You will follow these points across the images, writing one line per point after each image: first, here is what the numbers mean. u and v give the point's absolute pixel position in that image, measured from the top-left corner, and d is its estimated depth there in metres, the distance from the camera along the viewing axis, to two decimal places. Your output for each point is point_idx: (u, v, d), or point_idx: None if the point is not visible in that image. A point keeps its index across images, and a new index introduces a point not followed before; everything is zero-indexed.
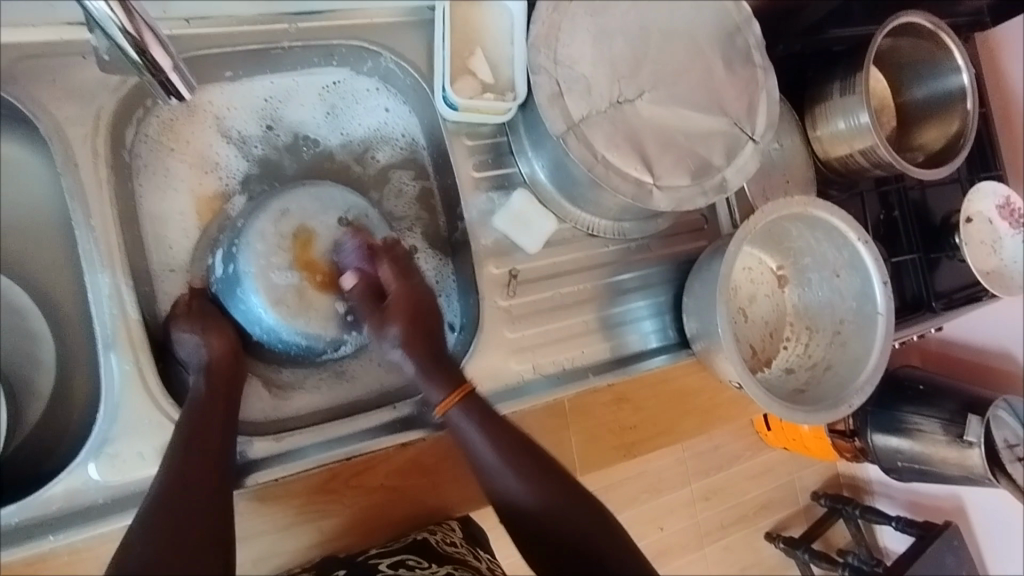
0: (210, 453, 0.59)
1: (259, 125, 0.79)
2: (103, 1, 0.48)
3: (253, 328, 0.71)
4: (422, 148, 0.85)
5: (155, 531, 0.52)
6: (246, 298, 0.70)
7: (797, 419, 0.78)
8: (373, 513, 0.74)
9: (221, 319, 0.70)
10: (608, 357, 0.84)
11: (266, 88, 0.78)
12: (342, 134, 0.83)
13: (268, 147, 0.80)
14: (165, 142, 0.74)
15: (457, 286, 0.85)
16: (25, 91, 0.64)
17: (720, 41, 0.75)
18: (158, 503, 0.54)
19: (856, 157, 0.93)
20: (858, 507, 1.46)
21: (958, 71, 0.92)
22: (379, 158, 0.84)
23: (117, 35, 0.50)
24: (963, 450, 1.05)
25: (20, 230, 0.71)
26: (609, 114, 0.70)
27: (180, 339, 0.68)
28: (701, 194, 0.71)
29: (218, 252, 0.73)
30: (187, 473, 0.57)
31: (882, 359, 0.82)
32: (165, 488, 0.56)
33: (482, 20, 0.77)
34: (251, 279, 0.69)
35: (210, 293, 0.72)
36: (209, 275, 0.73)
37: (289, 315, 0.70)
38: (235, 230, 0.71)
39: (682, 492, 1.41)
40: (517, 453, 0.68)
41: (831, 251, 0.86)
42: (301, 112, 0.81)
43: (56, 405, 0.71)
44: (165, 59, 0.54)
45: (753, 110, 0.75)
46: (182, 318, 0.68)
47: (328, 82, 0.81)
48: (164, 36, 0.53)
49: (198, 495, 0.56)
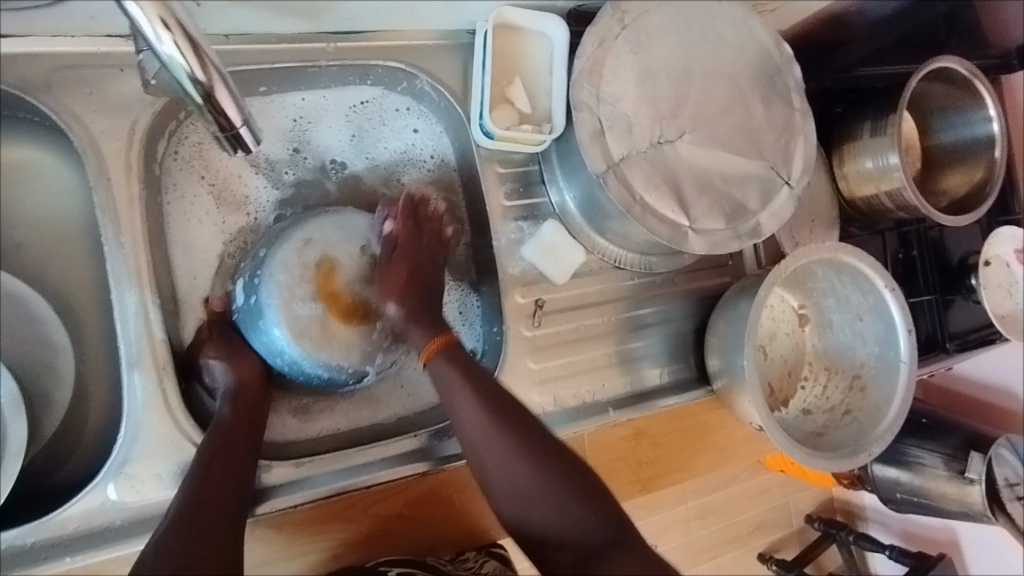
0: (234, 470, 0.59)
1: (286, 147, 0.79)
2: (174, 47, 0.46)
3: (276, 360, 0.69)
4: (451, 166, 0.84)
5: (175, 536, 0.50)
6: (268, 330, 0.68)
7: (819, 466, 0.78)
8: (387, 536, 0.74)
9: (244, 348, 0.69)
10: (627, 392, 0.83)
11: (296, 105, 0.77)
12: (369, 158, 0.83)
13: (299, 166, 0.80)
14: (199, 160, 0.74)
15: (481, 312, 0.84)
16: (62, 103, 0.64)
17: (761, 83, 0.75)
18: (179, 512, 0.53)
19: (881, 199, 0.92)
20: (853, 532, 1.41)
21: (988, 120, 0.90)
22: (405, 180, 0.84)
23: (186, 81, 0.48)
24: (962, 486, 1.03)
25: (48, 238, 0.71)
26: (649, 154, 0.71)
27: (205, 366, 0.67)
28: (735, 238, 0.72)
29: (240, 280, 0.70)
30: (211, 486, 0.56)
31: (904, 406, 0.82)
32: (188, 499, 0.54)
33: (523, 48, 0.76)
34: (273, 310, 0.67)
35: (234, 321, 0.70)
36: (230, 301, 0.71)
37: (311, 349, 0.67)
38: (257, 259, 0.69)
39: (675, 512, 1.34)
40: (506, 419, 0.62)
41: (856, 294, 0.85)
42: (325, 135, 0.80)
43: (71, 418, 0.70)
44: (236, 114, 0.52)
45: (790, 154, 0.75)
46: (206, 344, 0.68)
47: (357, 101, 0.80)
48: (235, 87, 0.52)
49: (220, 507, 0.55)
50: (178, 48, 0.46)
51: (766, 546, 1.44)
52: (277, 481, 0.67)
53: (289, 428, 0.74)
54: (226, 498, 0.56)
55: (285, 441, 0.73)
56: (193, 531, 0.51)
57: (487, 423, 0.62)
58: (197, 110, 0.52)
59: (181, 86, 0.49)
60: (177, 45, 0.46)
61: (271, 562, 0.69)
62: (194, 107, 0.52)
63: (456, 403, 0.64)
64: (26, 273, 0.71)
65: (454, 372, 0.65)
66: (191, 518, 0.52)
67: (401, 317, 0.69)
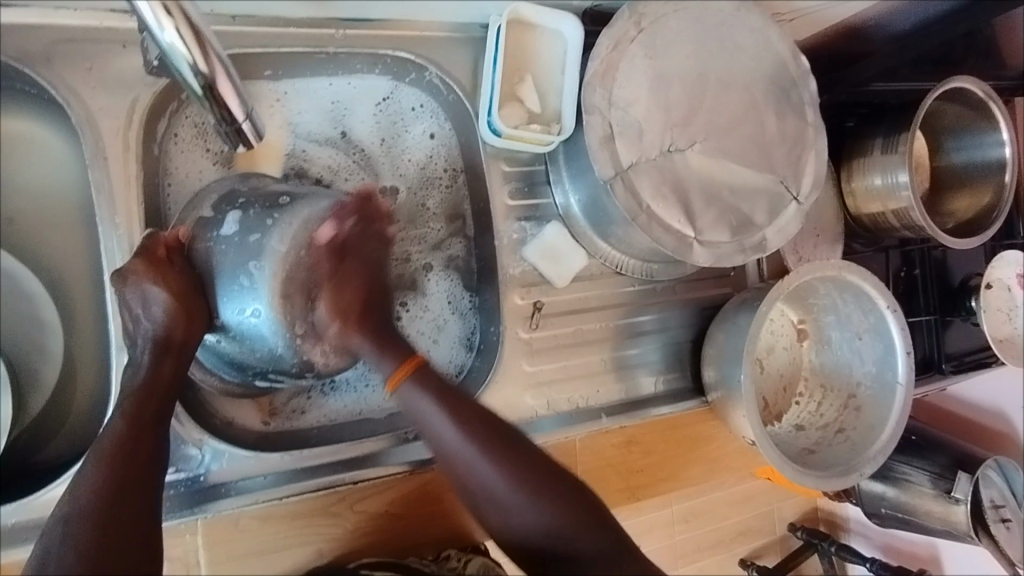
0: (149, 418, 0.52)
1: (333, 128, 0.77)
2: (177, 36, 0.45)
3: (238, 317, 0.61)
4: (462, 184, 0.81)
5: (96, 486, 0.46)
6: (251, 285, 0.60)
7: (809, 483, 0.77)
8: (371, 537, 0.72)
9: (200, 295, 0.60)
10: (622, 399, 0.83)
11: (331, 91, 0.76)
12: (400, 172, 0.80)
13: (358, 172, 0.78)
14: (210, 141, 0.71)
15: (473, 306, 0.81)
16: (62, 77, 0.62)
17: (775, 97, 0.75)
18: (102, 451, 0.49)
19: (888, 217, 0.90)
20: (835, 543, 1.36)
21: (1001, 144, 0.90)
22: (428, 206, 0.80)
23: (187, 71, 0.47)
24: (948, 505, 1.02)
25: (41, 212, 0.70)
26: (658, 162, 0.70)
27: (143, 293, 0.57)
28: (740, 251, 0.71)
29: (231, 214, 0.63)
30: (140, 423, 0.52)
31: (898, 429, 0.82)
32: (114, 437, 0.50)
33: (536, 46, 0.74)
34: (270, 262, 0.60)
35: (202, 252, 0.61)
36: (206, 231, 0.62)
37: (284, 323, 0.60)
38: (275, 204, 0.63)
39: (660, 514, 1.33)
40: (498, 446, 0.58)
41: (856, 312, 0.85)
42: (361, 125, 0.78)
43: (56, 398, 0.69)
44: (239, 108, 0.52)
45: (801, 170, 0.74)
46: (167, 274, 0.58)
47: (380, 97, 0.78)
48: (237, 81, 0.51)
49: (149, 451, 0.50)
50: (181, 36, 0.45)
51: (749, 552, 1.44)
52: (265, 471, 0.67)
53: (274, 416, 0.72)
54: (151, 450, 0.51)
55: (267, 429, 0.71)
56: (120, 483, 0.47)
57: (472, 450, 0.58)
58: (197, 100, 0.51)
59: (180, 76, 0.48)
60: (178, 32, 0.45)
61: (256, 553, 0.68)
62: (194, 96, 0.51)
63: (434, 422, 0.59)
64: (18, 248, 0.70)
65: (428, 399, 0.59)
66: (118, 462, 0.48)
67: (369, 347, 0.61)
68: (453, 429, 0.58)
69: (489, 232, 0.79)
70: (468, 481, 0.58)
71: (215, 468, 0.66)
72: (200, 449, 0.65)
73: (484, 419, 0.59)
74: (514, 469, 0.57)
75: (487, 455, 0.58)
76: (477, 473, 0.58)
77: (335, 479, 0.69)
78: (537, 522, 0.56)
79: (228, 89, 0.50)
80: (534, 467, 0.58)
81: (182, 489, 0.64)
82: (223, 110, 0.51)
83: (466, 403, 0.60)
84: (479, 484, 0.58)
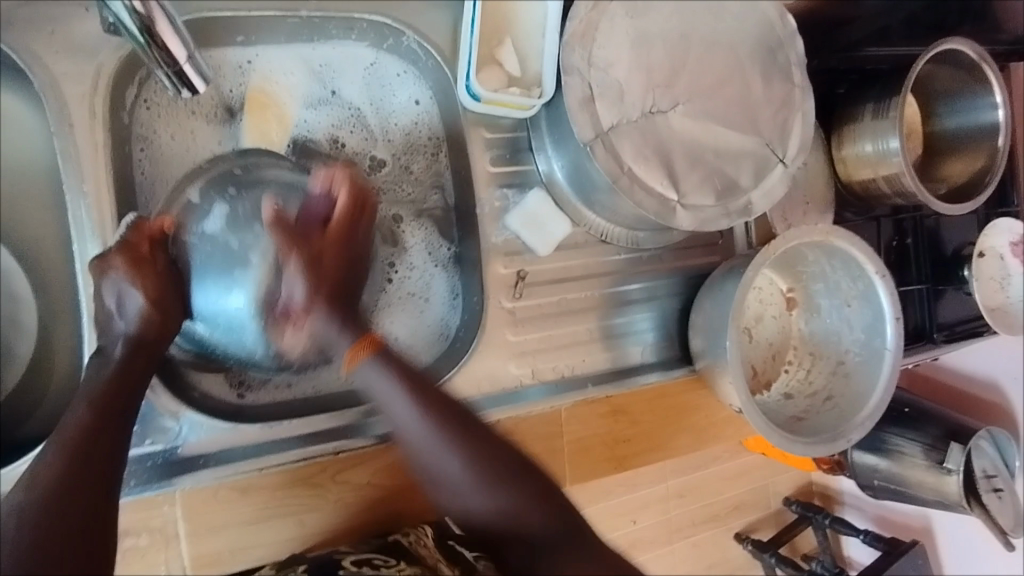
0: (114, 408, 0.53)
1: (321, 87, 0.75)
2: None
3: (222, 318, 0.62)
4: (442, 157, 0.79)
5: (56, 477, 0.48)
6: (236, 282, 0.62)
7: (796, 450, 0.77)
8: (355, 508, 0.72)
9: (179, 288, 0.60)
10: (608, 368, 0.82)
11: (320, 54, 0.75)
12: (386, 138, 0.78)
13: (357, 126, 0.77)
14: (190, 104, 0.70)
15: (452, 256, 0.80)
16: (24, 43, 0.61)
17: (761, 56, 0.73)
18: (64, 440, 0.50)
19: (879, 183, 0.89)
20: (830, 516, 1.34)
21: (995, 107, 0.88)
22: (412, 169, 0.79)
23: (123, 13, 0.51)
24: (940, 476, 1.02)
25: (11, 183, 0.69)
26: (640, 124, 0.69)
27: (120, 289, 0.57)
28: (725, 216, 0.70)
29: (216, 206, 0.63)
30: (108, 411, 0.53)
31: (886, 396, 0.81)
32: (79, 424, 0.51)
33: (515, 9, 0.73)
34: (256, 268, 0.62)
35: (184, 248, 0.61)
36: (191, 221, 0.62)
37: (267, 326, 0.63)
38: (265, 207, 0.63)
39: (654, 489, 1.28)
40: (453, 427, 0.61)
41: (845, 280, 0.84)
42: (348, 86, 0.76)
43: (31, 372, 0.68)
44: (180, 50, 0.55)
45: (788, 132, 0.73)
46: (143, 270, 0.57)
47: (367, 62, 0.77)
48: (178, 25, 0.54)
49: (110, 441, 0.52)
50: None
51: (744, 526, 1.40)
52: (242, 443, 0.67)
53: (248, 390, 0.71)
54: (110, 444, 0.52)
55: (242, 402, 0.71)
56: (79, 471, 0.49)
57: (431, 439, 0.61)
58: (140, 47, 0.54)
59: (120, 20, 0.51)
60: None
61: (235, 525, 0.67)
62: (138, 44, 0.54)
63: (397, 410, 0.61)
64: None
65: (393, 383, 0.61)
66: (78, 456, 0.50)
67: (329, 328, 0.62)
68: (413, 411, 0.61)
69: (470, 200, 0.77)
70: (428, 462, 0.62)
71: (193, 440, 0.66)
72: (178, 421, 0.65)
73: (449, 413, 0.62)
74: (474, 455, 0.61)
75: (447, 447, 0.60)
76: (435, 450, 0.61)
77: (318, 449, 0.70)
78: (496, 513, 0.61)
79: (167, 30, 0.53)
80: (496, 455, 0.61)
81: (159, 461, 0.64)
82: (165, 54, 0.54)
83: (429, 391, 0.62)
84: (432, 466, 0.61)
